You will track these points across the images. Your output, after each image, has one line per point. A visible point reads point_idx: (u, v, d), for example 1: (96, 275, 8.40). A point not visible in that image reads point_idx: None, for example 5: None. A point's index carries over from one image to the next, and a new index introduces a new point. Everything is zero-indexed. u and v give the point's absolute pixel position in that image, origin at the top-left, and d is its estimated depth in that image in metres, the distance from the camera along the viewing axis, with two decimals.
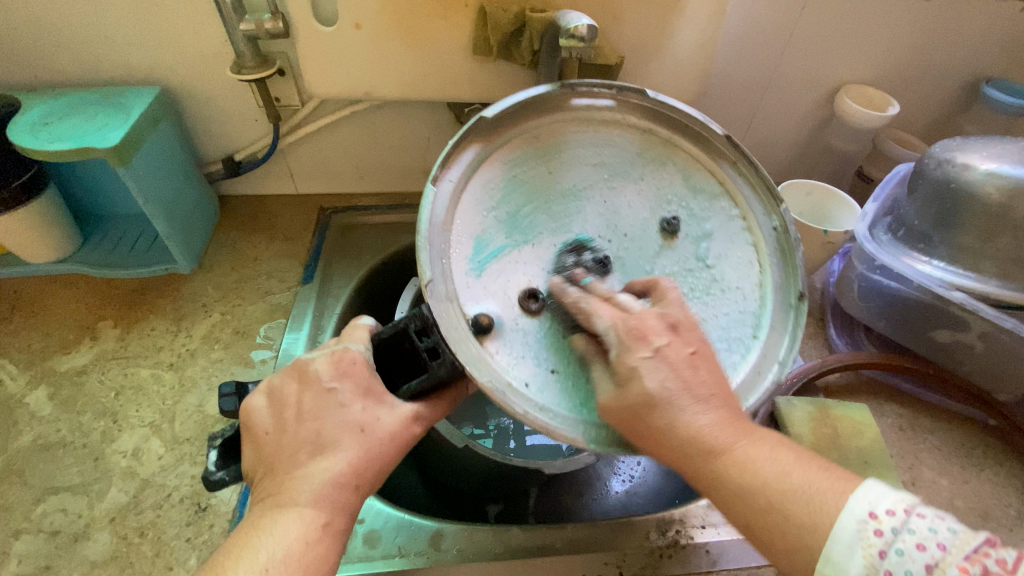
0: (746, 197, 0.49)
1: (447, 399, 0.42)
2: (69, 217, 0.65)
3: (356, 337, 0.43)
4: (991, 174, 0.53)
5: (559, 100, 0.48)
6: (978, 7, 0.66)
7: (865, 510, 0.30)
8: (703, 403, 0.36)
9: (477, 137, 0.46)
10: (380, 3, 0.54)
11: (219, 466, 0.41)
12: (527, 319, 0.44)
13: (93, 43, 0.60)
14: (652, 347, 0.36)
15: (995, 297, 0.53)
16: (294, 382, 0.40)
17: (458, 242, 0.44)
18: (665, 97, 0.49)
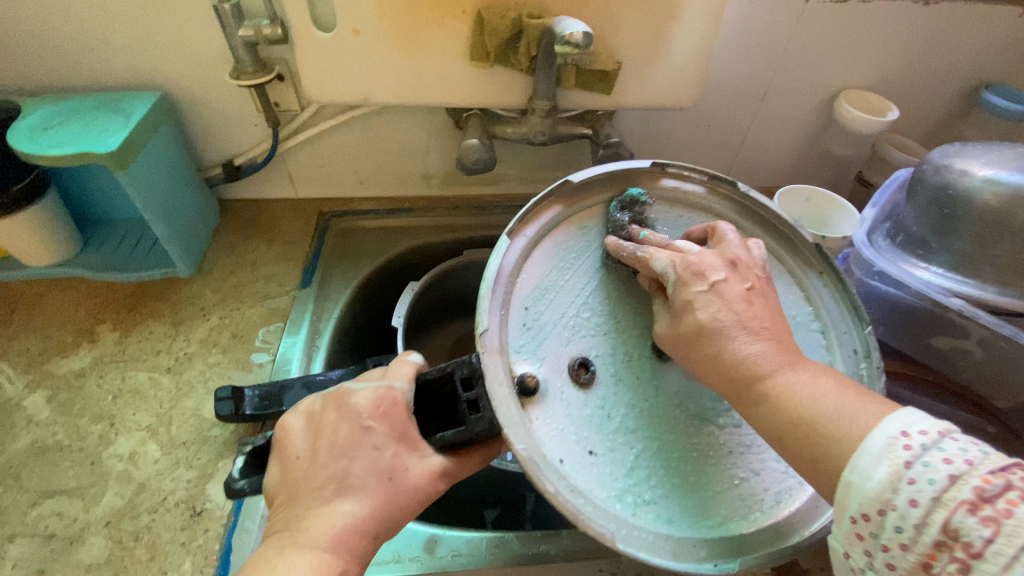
0: (829, 311, 0.48)
1: (476, 457, 0.42)
2: (70, 221, 0.65)
3: (400, 372, 0.43)
4: (989, 181, 0.52)
5: (648, 177, 0.52)
6: (976, 12, 0.66)
7: (896, 430, 0.31)
8: (754, 334, 0.38)
9: (558, 200, 0.49)
10: (378, 9, 0.55)
11: (242, 474, 0.43)
12: (575, 391, 0.43)
13: (94, 49, 0.60)
14: (691, 282, 0.40)
15: (992, 304, 0.53)
16: (333, 410, 0.41)
17: (521, 298, 0.45)
18: (755, 193, 0.51)
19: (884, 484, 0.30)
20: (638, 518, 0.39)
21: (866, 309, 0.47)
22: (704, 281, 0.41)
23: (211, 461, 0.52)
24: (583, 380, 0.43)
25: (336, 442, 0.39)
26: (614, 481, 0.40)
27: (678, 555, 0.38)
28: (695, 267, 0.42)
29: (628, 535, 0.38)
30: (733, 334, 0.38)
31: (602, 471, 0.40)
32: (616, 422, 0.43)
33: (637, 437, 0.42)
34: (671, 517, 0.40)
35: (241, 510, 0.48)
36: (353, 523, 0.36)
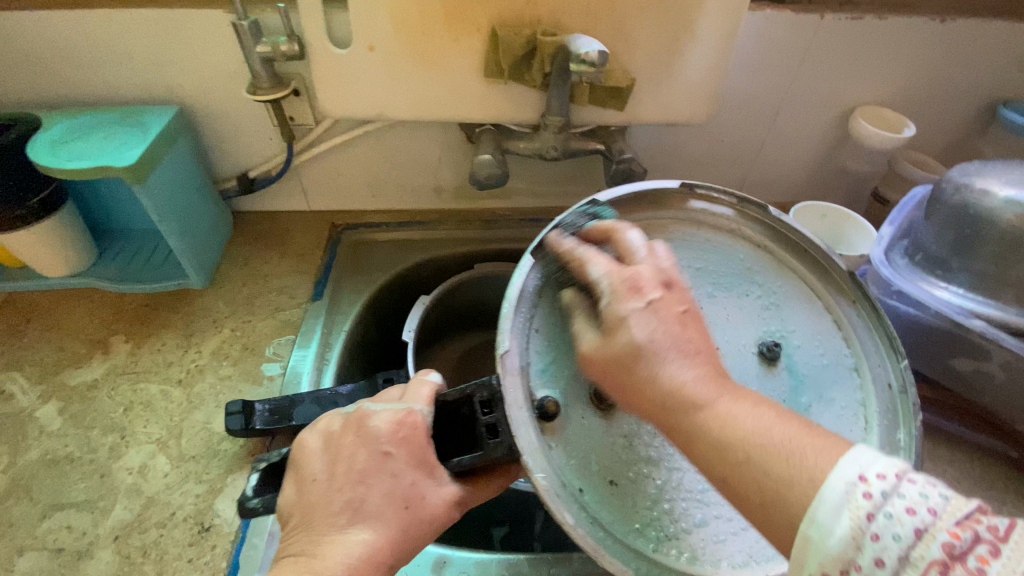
0: (863, 343, 0.47)
1: (493, 485, 0.41)
2: (86, 233, 0.66)
3: (418, 395, 0.43)
4: (1011, 201, 0.52)
5: (675, 199, 0.50)
6: (994, 30, 0.66)
7: (855, 473, 0.27)
8: (687, 357, 0.35)
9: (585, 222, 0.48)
10: (393, 26, 0.55)
11: (255, 493, 0.42)
12: (596, 419, 0.42)
13: (115, 64, 0.62)
14: (644, 300, 0.37)
15: (1015, 326, 0.52)
16: (352, 434, 0.40)
17: (540, 322, 0.44)
18: (788, 219, 0.49)
19: (846, 541, 0.26)
20: (660, 556, 0.38)
21: (902, 344, 0.44)
22: (639, 298, 0.37)
23: (221, 475, 0.52)
24: (603, 408, 0.43)
25: (353, 467, 0.38)
26: (635, 515, 0.40)
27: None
28: (630, 278, 0.38)
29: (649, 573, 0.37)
30: (664, 356, 0.35)
31: (622, 505, 0.40)
32: (640, 453, 0.42)
33: (660, 469, 0.42)
34: (694, 553, 0.39)
35: (248, 527, 0.48)
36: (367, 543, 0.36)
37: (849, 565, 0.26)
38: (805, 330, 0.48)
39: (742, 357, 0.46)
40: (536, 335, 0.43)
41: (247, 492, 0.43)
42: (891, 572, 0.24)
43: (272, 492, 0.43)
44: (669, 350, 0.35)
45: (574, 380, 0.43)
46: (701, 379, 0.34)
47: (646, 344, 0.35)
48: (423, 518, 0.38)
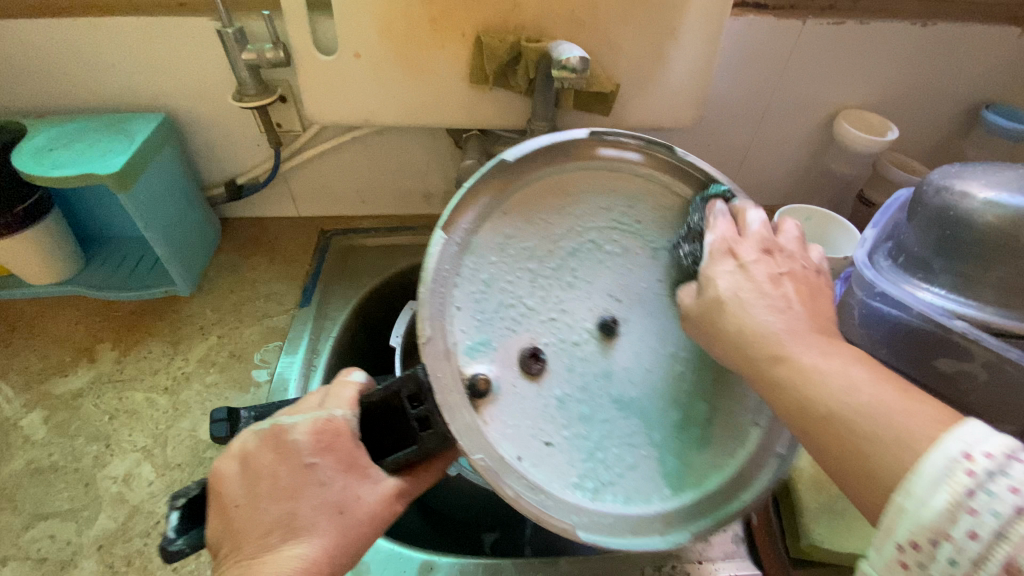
0: None
1: (433, 471, 0.43)
2: (73, 241, 0.66)
3: (341, 399, 0.42)
4: (989, 203, 0.52)
5: (585, 147, 0.49)
6: (974, 33, 0.67)
7: (959, 449, 0.26)
8: (776, 309, 0.37)
9: (498, 181, 0.46)
10: (378, 32, 0.55)
11: (178, 533, 0.38)
12: (527, 384, 0.43)
13: (101, 72, 0.62)
14: (736, 264, 0.41)
15: (996, 326, 0.52)
16: (271, 452, 0.39)
17: (463, 293, 0.43)
18: (693, 159, 0.50)
19: (941, 512, 0.26)
20: (598, 502, 0.42)
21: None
22: (731, 262, 0.41)
23: None
24: (533, 371, 0.43)
25: (278, 484, 0.38)
26: (571, 467, 0.42)
27: (634, 529, 0.42)
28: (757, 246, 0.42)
29: (591, 521, 0.41)
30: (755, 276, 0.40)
31: (558, 461, 0.42)
32: (573, 406, 0.44)
33: (588, 422, 0.44)
34: (628, 493, 0.43)
35: None
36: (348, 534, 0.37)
37: (940, 536, 0.26)
38: None
39: (657, 304, 0.48)
40: (461, 309, 0.43)
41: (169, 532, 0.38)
42: (983, 546, 0.24)
43: (198, 527, 0.39)
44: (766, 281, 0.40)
45: (501, 346, 0.43)
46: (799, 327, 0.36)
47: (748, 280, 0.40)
48: (387, 518, 0.39)
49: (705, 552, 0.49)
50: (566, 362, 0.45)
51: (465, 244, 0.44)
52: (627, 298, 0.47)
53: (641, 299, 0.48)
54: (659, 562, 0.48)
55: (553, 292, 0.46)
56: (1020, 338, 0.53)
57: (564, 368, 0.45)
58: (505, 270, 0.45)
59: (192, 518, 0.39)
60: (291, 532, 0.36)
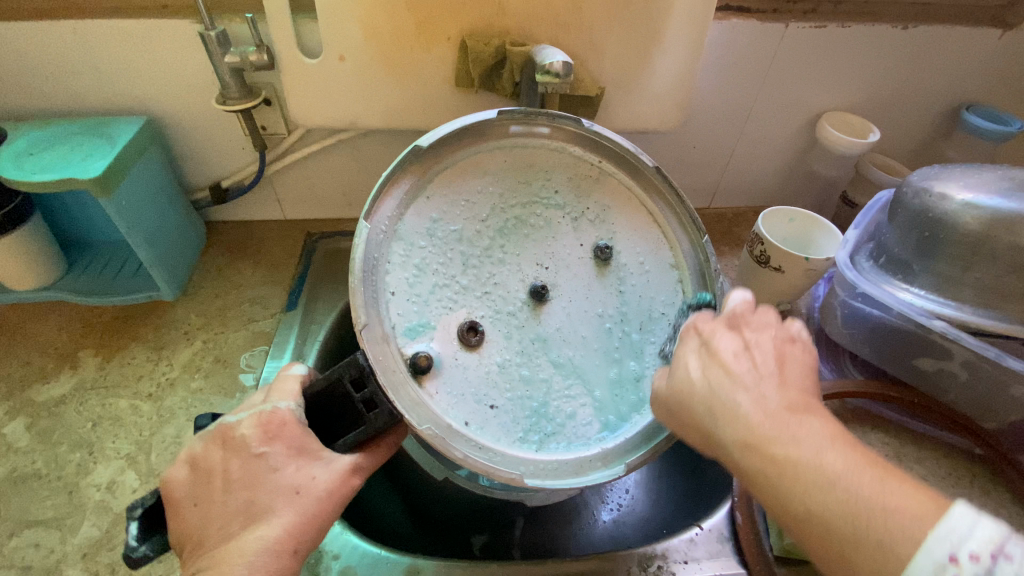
0: (673, 229, 0.52)
1: (385, 445, 0.43)
2: (55, 246, 0.65)
3: (285, 392, 0.43)
4: (967, 204, 0.53)
5: (496, 126, 0.49)
6: (953, 37, 0.68)
7: (944, 552, 0.26)
8: (752, 393, 0.35)
9: (412, 170, 0.46)
10: (363, 35, 0.55)
11: (140, 540, 0.39)
12: (467, 354, 0.46)
13: (82, 75, 0.61)
14: (701, 341, 0.39)
15: (975, 326, 0.52)
16: (219, 446, 0.41)
17: (393, 278, 0.45)
18: (602, 129, 0.50)
19: None
20: (542, 452, 0.45)
21: (701, 222, 0.51)
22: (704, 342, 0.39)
23: None
24: (471, 342, 0.46)
25: (229, 478, 0.39)
26: (514, 424, 0.46)
27: (580, 470, 0.45)
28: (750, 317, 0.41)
29: (537, 469, 0.44)
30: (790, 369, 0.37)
31: (501, 420, 0.45)
32: (512, 369, 0.47)
33: (526, 381, 0.47)
34: (570, 441, 0.47)
35: None
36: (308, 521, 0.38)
37: None
38: (630, 240, 0.52)
39: (580, 266, 0.51)
40: (395, 293, 0.44)
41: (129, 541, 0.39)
42: None
43: (161, 534, 0.40)
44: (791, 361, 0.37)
45: (439, 323, 0.46)
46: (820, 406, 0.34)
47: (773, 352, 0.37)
48: None
49: (690, 552, 0.49)
50: (502, 331, 0.48)
51: (393, 231, 0.45)
52: (554, 267, 0.50)
53: (567, 266, 0.51)
54: (645, 562, 0.48)
55: (485, 267, 0.49)
56: (1000, 337, 0.53)
57: (500, 337, 0.48)
58: (435, 251, 0.47)
59: (152, 525, 0.40)
60: (252, 519, 0.37)
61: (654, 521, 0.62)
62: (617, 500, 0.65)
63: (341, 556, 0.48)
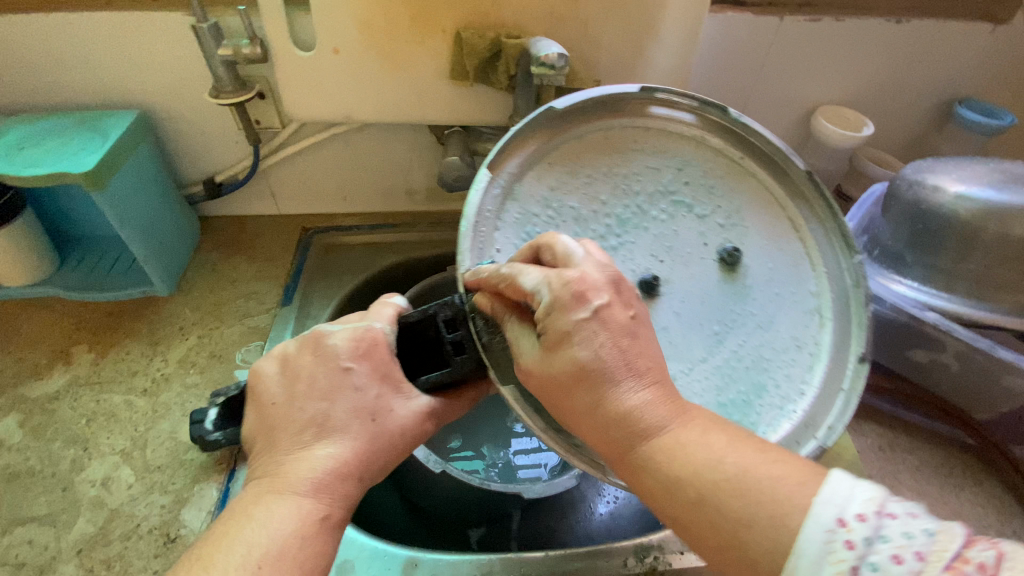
0: (820, 247, 0.47)
1: (466, 396, 0.44)
2: (47, 241, 0.64)
3: (382, 314, 0.45)
4: (959, 197, 0.53)
5: (637, 105, 0.49)
6: (945, 30, 0.68)
7: (833, 516, 0.26)
8: (641, 377, 0.32)
9: (544, 129, 0.47)
10: (357, 27, 0.55)
11: (215, 427, 0.47)
12: None
13: (74, 68, 0.60)
14: (590, 308, 0.33)
15: (967, 316, 0.54)
16: (310, 353, 0.42)
17: (504, 239, 0.42)
18: (746, 119, 0.48)
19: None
20: None
21: (856, 241, 0.46)
22: (584, 307, 0.33)
23: (186, 485, 0.51)
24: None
25: (315, 386, 0.39)
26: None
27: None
28: (574, 286, 0.34)
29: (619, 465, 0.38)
30: (617, 376, 0.32)
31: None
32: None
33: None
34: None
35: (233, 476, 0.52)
36: (343, 477, 0.36)
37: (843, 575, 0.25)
38: (768, 246, 0.47)
39: (702, 263, 0.45)
40: (500, 252, 0.42)
41: (208, 425, 0.48)
42: None
43: (232, 425, 0.48)
44: (620, 369, 0.32)
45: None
46: (654, 401, 0.32)
47: (592, 364, 0.32)
48: None
49: (686, 542, 0.49)
50: None
51: (509, 190, 0.44)
52: (669, 258, 0.45)
53: (686, 259, 0.45)
54: (642, 553, 0.48)
55: (594, 250, 0.44)
56: (992, 327, 0.55)
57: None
58: (549, 220, 0.44)
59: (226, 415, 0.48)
60: (323, 431, 0.38)
61: (650, 515, 0.62)
62: (613, 493, 0.64)
63: (338, 550, 0.48)
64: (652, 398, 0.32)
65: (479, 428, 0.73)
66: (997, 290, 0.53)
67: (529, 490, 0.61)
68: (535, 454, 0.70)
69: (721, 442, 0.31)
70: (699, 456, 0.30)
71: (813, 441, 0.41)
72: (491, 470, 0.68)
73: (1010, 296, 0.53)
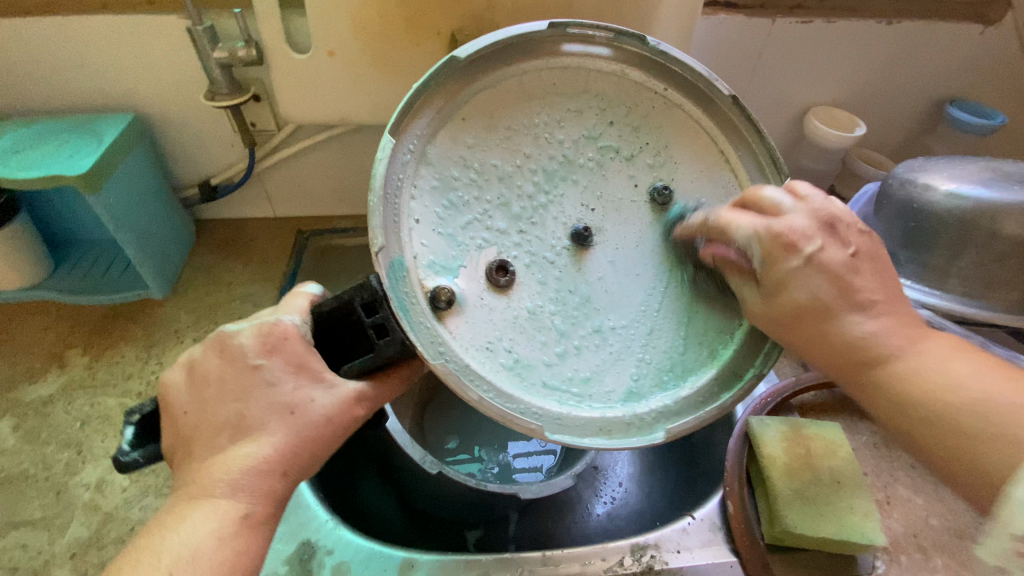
0: (749, 172, 0.45)
1: (398, 376, 0.40)
2: (42, 244, 0.64)
3: (291, 307, 0.40)
4: (950, 194, 0.53)
5: (548, 43, 0.43)
6: (935, 31, 0.69)
7: None
8: (871, 311, 0.35)
9: (448, 82, 0.41)
10: (352, 30, 0.55)
11: (133, 446, 0.38)
12: (495, 296, 0.41)
13: (69, 72, 0.60)
14: (803, 255, 0.36)
15: (960, 314, 0.54)
16: (216, 354, 0.39)
17: (422, 207, 0.40)
18: (667, 46, 0.43)
19: None
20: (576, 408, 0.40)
21: (784, 161, 0.43)
22: (797, 254, 0.36)
23: None
24: (501, 283, 0.41)
25: (225, 386, 0.37)
26: (551, 368, 0.41)
27: (608, 431, 0.40)
28: (785, 237, 0.36)
29: (560, 423, 0.39)
30: (842, 312, 0.35)
31: (519, 369, 0.40)
32: (551, 323, 0.42)
33: (563, 331, 0.42)
34: (601, 395, 0.41)
35: None
36: (270, 472, 0.35)
37: None
38: (696, 180, 0.45)
39: (630, 208, 0.45)
40: (420, 221, 0.39)
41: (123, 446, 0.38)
42: None
43: (154, 442, 0.39)
44: (842, 305, 0.35)
45: (469, 257, 0.41)
46: (886, 328, 0.35)
47: (813, 302, 0.35)
48: None
49: (682, 541, 0.49)
50: (538, 275, 0.43)
51: (421, 154, 0.40)
52: (598, 207, 0.44)
53: (614, 206, 0.45)
54: (638, 553, 0.48)
55: (523, 207, 0.43)
56: (983, 324, 0.55)
57: (535, 281, 0.42)
58: (471, 181, 0.42)
59: (146, 434, 0.39)
60: (239, 433, 0.35)
61: (647, 515, 0.63)
62: (611, 494, 0.65)
63: (334, 551, 0.48)
64: (881, 327, 0.35)
65: (475, 429, 0.72)
66: (990, 288, 0.53)
67: (525, 490, 0.59)
68: (533, 457, 0.70)
69: (962, 368, 0.33)
70: (931, 374, 0.34)
71: (752, 370, 0.42)
72: (487, 471, 0.68)
73: (1003, 293, 0.53)
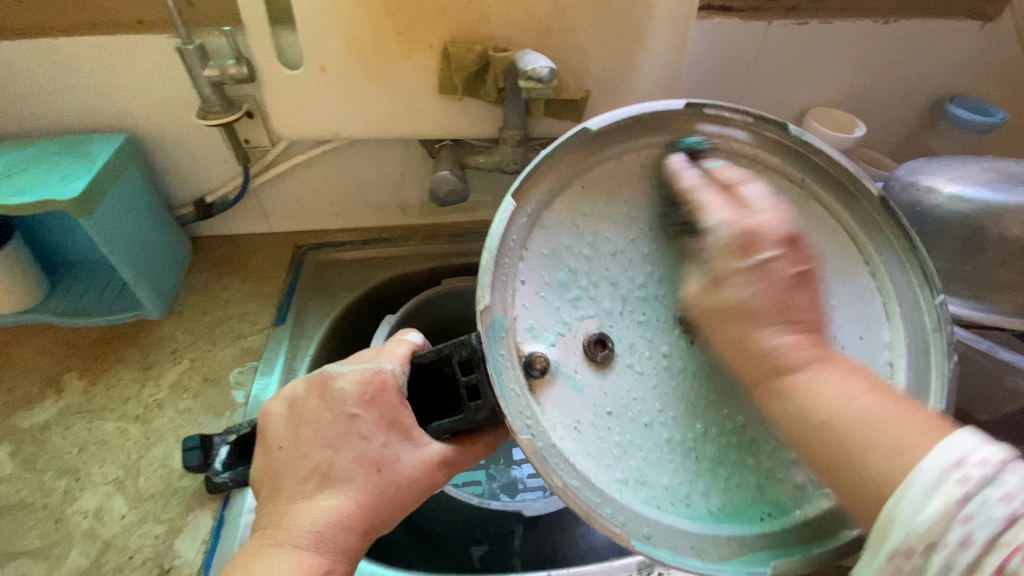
0: (898, 285, 0.42)
1: (481, 443, 0.40)
2: (37, 267, 0.64)
3: (394, 355, 0.41)
4: (956, 198, 0.52)
5: (682, 123, 0.42)
6: (931, 28, 0.68)
7: (946, 461, 0.27)
8: (788, 324, 0.35)
9: (575, 149, 0.41)
10: (344, 45, 0.55)
11: (224, 466, 0.46)
12: (591, 372, 0.39)
13: (61, 94, 0.60)
14: (757, 259, 0.36)
15: (967, 319, 0.53)
16: (316, 396, 0.39)
17: (530, 274, 0.39)
18: (811, 138, 0.42)
19: (934, 519, 0.26)
20: (665, 513, 0.37)
21: (937, 276, 0.40)
22: (753, 256, 0.36)
23: (180, 514, 0.50)
24: (598, 359, 0.39)
25: (320, 430, 0.37)
26: (650, 471, 0.38)
27: (702, 551, 0.37)
28: (747, 234, 0.36)
29: (649, 536, 0.36)
30: (766, 321, 0.35)
31: (615, 466, 0.37)
32: (648, 415, 0.39)
33: (663, 427, 0.39)
34: (703, 507, 0.38)
35: (226, 503, 0.51)
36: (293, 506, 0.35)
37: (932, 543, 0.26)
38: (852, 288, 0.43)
39: None
40: (524, 284, 0.39)
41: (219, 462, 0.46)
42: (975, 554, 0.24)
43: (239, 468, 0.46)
44: (770, 316, 0.35)
45: (568, 328, 0.39)
46: (796, 343, 0.35)
47: (750, 308, 0.35)
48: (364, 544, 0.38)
49: None
50: (636, 365, 0.40)
51: (536, 219, 0.40)
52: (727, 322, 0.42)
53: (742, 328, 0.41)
54: (646, 570, 0.47)
55: (632, 288, 0.42)
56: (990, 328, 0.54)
57: (628, 368, 0.40)
58: (582, 255, 0.41)
59: (235, 458, 0.46)
60: (325, 483, 0.36)
61: None
62: None
63: None
64: (795, 341, 0.35)
65: None
66: (997, 291, 0.53)
67: (529, 506, 0.60)
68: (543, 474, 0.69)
69: (858, 387, 0.33)
70: (830, 394, 0.33)
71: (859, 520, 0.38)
72: (493, 486, 0.67)
73: (1011, 296, 0.52)
